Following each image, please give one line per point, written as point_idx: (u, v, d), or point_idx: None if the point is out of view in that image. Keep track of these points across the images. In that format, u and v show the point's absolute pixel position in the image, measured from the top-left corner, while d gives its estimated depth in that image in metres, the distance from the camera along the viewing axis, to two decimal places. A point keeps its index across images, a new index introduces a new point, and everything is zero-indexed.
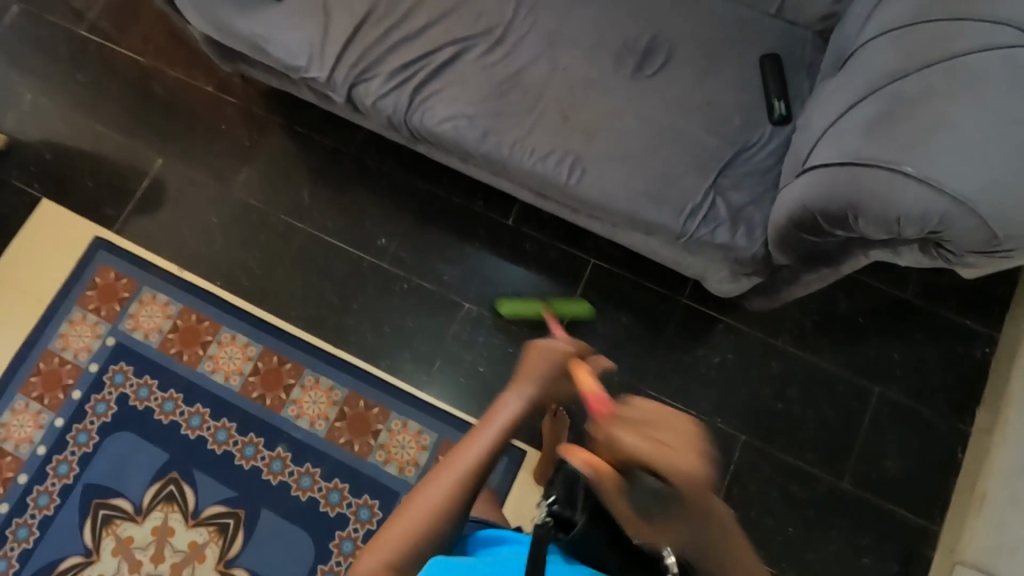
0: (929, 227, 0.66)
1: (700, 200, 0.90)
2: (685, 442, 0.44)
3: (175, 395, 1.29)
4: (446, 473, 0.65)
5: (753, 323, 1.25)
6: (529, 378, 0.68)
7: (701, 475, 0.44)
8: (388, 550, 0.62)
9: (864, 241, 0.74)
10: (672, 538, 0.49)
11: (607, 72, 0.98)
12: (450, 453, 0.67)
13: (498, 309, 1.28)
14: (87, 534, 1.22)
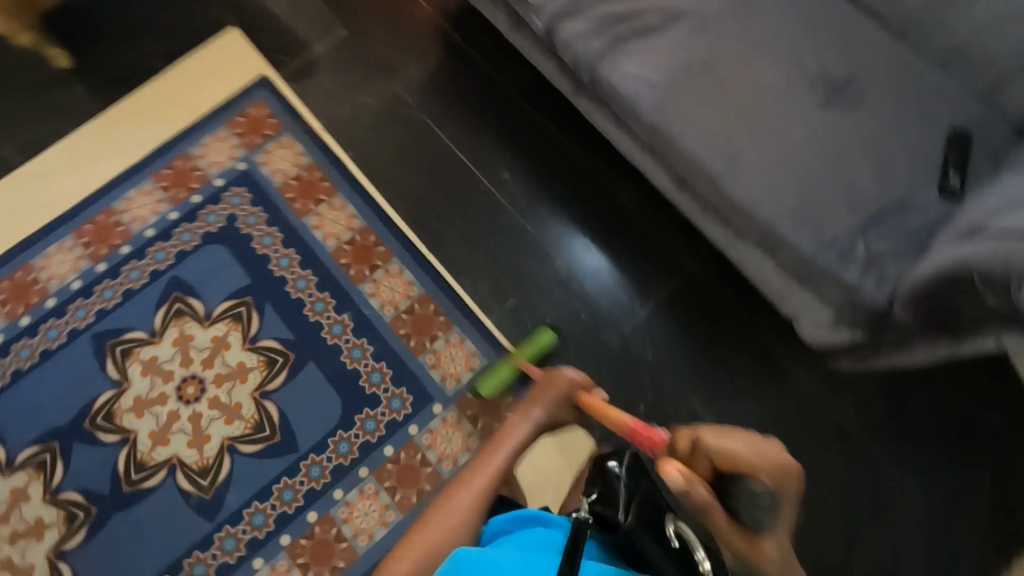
0: None
1: (842, 235, 0.90)
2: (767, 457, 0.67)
3: (276, 233, 1.38)
4: (474, 477, 0.81)
5: (821, 386, 1.24)
6: (538, 401, 0.93)
7: (778, 473, 0.66)
8: (432, 539, 0.74)
9: (1000, 320, 0.72)
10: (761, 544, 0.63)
11: (798, 88, 0.98)
12: (475, 464, 0.84)
13: (480, 392, 1.25)
14: (158, 317, 1.32)
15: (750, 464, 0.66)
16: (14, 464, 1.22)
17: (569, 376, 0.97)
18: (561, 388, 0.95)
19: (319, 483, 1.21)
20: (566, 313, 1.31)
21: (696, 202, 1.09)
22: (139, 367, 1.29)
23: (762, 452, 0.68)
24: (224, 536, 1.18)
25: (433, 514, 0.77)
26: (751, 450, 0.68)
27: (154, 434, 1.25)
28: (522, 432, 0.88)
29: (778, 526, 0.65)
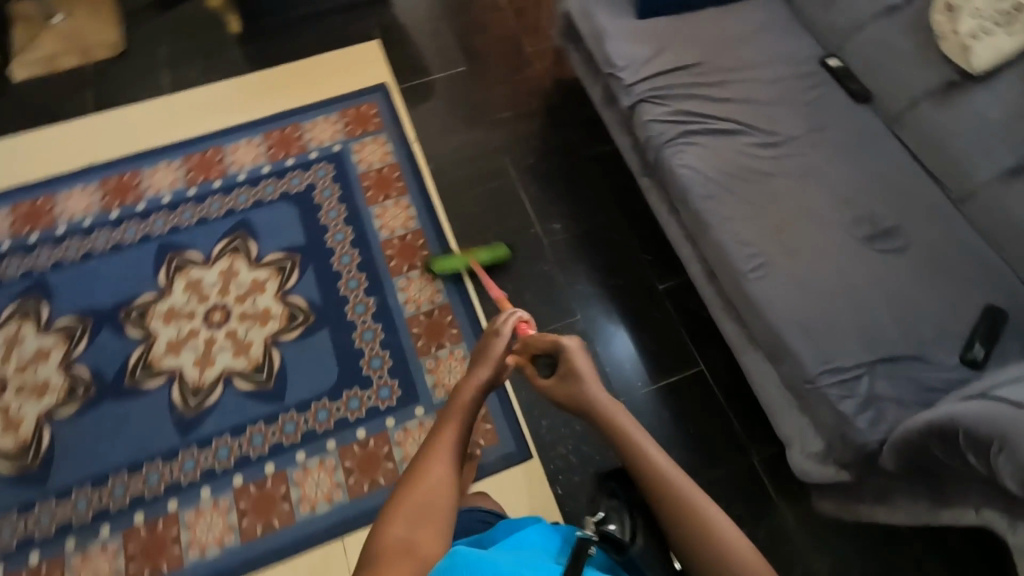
0: None
1: (849, 366, 0.90)
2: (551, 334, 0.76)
3: (341, 210, 1.52)
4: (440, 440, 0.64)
5: (800, 528, 1.17)
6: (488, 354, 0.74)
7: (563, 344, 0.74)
8: (407, 522, 0.57)
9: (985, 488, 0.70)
10: (563, 395, 0.71)
11: (843, 222, 1.02)
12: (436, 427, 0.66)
13: (430, 266, 1.40)
14: (217, 247, 1.46)
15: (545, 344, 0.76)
16: (51, 327, 1.36)
17: (503, 325, 0.77)
18: (501, 338, 0.75)
19: (289, 440, 1.25)
20: None
21: (721, 299, 1.12)
22: (183, 283, 1.42)
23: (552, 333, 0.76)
24: (186, 457, 1.23)
25: (398, 508, 0.58)
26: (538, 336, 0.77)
27: (169, 343, 1.35)
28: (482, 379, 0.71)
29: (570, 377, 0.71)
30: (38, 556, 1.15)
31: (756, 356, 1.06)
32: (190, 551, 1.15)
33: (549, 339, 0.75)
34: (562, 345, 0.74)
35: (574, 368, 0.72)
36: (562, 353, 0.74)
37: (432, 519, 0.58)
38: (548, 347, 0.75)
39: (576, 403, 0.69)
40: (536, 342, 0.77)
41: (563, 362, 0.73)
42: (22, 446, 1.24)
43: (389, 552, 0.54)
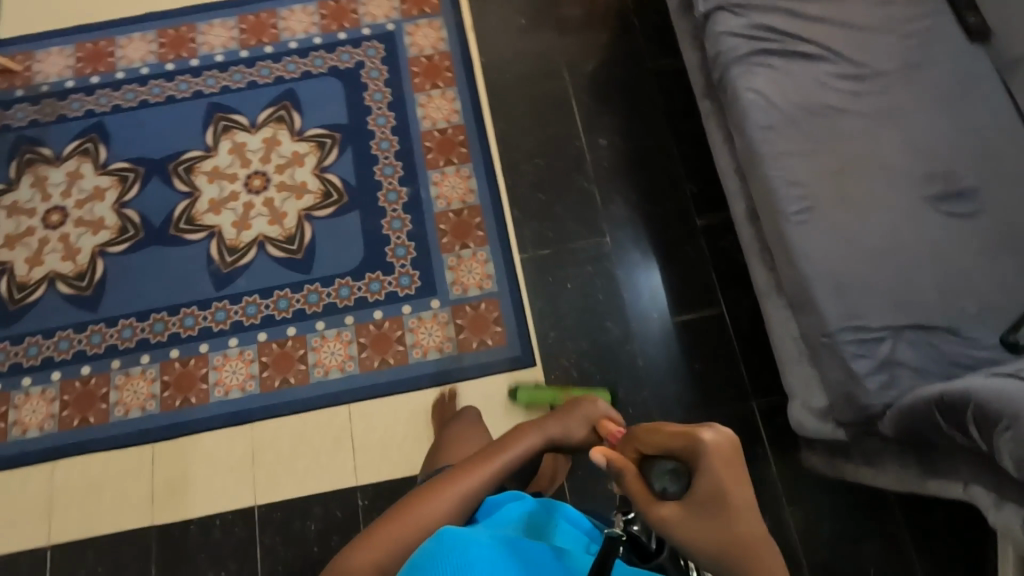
0: None
1: (874, 328, 0.85)
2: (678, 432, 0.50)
3: (387, 95, 1.48)
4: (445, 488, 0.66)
5: (784, 478, 1.18)
6: (547, 422, 0.74)
7: (701, 454, 0.49)
8: (377, 550, 0.60)
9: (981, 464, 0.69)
10: (697, 536, 0.48)
11: (913, 176, 0.92)
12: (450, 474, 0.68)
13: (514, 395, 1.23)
14: (263, 113, 1.47)
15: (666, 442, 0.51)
16: (107, 168, 1.44)
17: (588, 413, 0.74)
18: (575, 416, 0.74)
19: (311, 308, 1.32)
20: (587, 287, 1.32)
21: (757, 241, 1.07)
22: (229, 145, 1.45)
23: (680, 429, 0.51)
24: (219, 308, 1.33)
25: (385, 528, 0.62)
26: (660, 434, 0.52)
27: (212, 202, 1.40)
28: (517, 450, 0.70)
29: (712, 513, 0.48)
30: (88, 369, 1.30)
31: (779, 305, 1.02)
32: (216, 389, 1.27)
33: (684, 442, 0.50)
34: (705, 449, 0.48)
35: (726, 494, 0.48)
36: (703, 461, 0.48)
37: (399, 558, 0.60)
38: (684, 449, 0.50)
39: (717, 547, 0.47)
40: (648, 442, 0.53)
41: (706, 480, 0.48)
42: (78, 272, 1.36)
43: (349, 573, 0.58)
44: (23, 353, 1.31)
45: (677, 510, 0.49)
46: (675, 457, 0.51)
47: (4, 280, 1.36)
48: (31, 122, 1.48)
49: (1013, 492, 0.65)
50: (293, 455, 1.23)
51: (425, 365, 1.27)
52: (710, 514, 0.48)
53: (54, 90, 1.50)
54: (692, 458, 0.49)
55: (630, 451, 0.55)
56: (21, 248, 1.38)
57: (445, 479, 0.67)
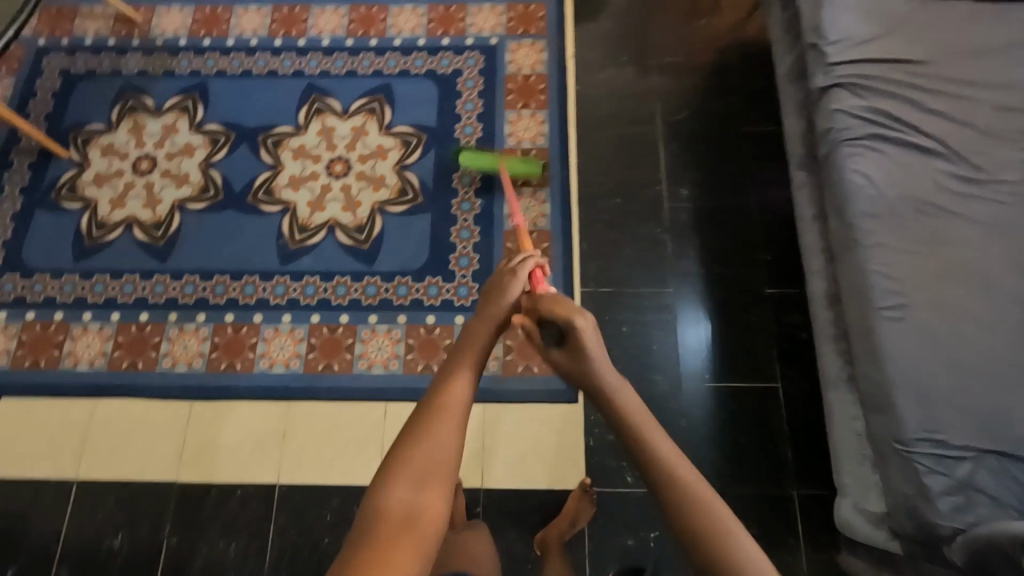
0: None
1: (954, 445, 0.81)
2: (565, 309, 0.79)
3: (478, 106, 1.50)
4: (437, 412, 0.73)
5: (814, 574, 1.13)
6: (495, 305, 0.83)
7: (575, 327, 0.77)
8: (404, 488, 0.67)
9: None
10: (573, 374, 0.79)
11: (1019, 292, 0.88)
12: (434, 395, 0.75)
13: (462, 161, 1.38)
14: (357, 103, 1.51)
15: (551, 312, 0.80)
16: (201, 127, 1.49)
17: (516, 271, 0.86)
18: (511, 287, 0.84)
19: (367, 300, 1.33)
20: (643, 333, 1.30)
21: (834, 326, 1.04)
22: (319, 126, 1.49)
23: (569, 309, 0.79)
24: (279, 282, 1.35)
25: (400, 466, 0.68)
26: (550, 306, 0.80)
27: (292, 178, 1.44)
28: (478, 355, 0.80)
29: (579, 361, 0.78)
30: (146, 316, 1.33)
31: (847, 397, 0.98)
32: (262, 360, 1.29)
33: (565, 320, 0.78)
34: (575, 325, 0.77)
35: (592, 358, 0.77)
36: (577, 335, 0.77)
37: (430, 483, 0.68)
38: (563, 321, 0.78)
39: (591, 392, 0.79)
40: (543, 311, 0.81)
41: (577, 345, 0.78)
42: (155, 222, 1.41)
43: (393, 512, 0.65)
44: (89, 288, 1.36)
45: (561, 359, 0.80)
46: (558, 325, 0.80)
47: (86, 216, 1.41)
48: (140, 71, 1.55)
49: None
50: (323, 442, 1.23)
51: None
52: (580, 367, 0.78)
53: (167, 46, 1.57)
54: (568, 328, 0.78)
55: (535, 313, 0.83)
56: (107, 188, 1.44)
57: (427, 410, 0.73)
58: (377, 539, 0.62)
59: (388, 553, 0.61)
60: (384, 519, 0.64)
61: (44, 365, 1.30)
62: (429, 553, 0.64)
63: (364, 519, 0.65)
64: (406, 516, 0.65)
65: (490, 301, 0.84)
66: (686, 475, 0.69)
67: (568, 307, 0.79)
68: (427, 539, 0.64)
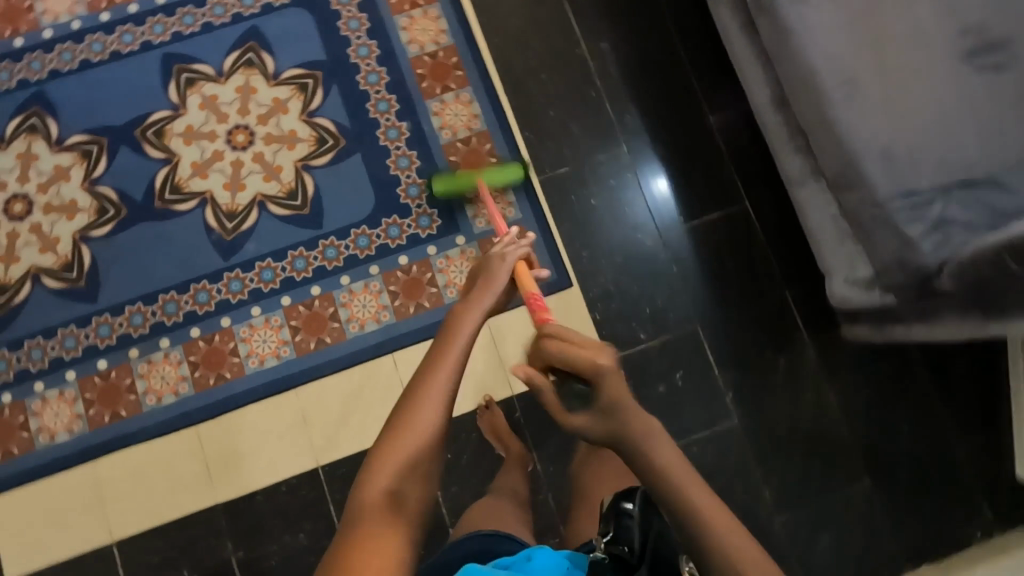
0: None
1: (924, 190, 0.87)
2: (584, 345, 0.73)
3: (364, 20, 1.34)
4: (428, 395, 0.71)
5: (820, 354, 1.26)
6: (487, 287, 0.83)
7: (595, 365, 0.70)
8: (391, 479, 0.67)
9: None
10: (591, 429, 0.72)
11: (945, 32, 0.91)
12: (421, 379, 0.72)
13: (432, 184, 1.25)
14: (229, 59, 1.32)
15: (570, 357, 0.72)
16: (64, 143, 1.28)
17: (506, 257, 0.87)
18: (504, 265, 0.86)
19: (331, 264, 1.26)
20: (613, 200, 1.30)
21: (787, 126, 1.06)
22: (198, 99, 1.31)
23: (583, 346, 0.73)
24: (232, 278, 1.25)
25: (385, 458, 0.68)
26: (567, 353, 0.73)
27: (195, 165, 1.28)
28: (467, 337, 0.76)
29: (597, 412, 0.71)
30: (105, 363, 1.21)
31: (815, 188, 1.03)
32: (250, 361, 1.22)
33: (586, 363, 0.71)
34: (601, 367, 0.70)
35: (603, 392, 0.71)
36: (602, 374, 0.70)
37: (418, 467, 0.68)
38: (582, 365, 0.71)
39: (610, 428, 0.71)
40: (557, 355, 0.74)
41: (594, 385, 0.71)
42: (64, 263, 1.24)
43: (375, 499, 0.66)
44: (26, 357, 1.21)
45: (585, 418, 0.72)
46: (573, 370, 0.73)
47: None
48: None
49: None
50: (347, 413, 1.21)
51: None
52: (609, 426, 0.71)
53: None
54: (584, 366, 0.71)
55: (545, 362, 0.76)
56: None
57: (416, 403, 0.71)
58: (354, 534, 0.63)
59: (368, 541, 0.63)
60: (366, 509, 0.66)
61: (18, 451, 1.18)
62: (404, 554, 0.63)
63: (351, 504, 0.67)
64: (387, 513, 0.65)
65: (488, 280, 0.85)
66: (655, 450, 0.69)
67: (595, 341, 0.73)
68: (407, 533, 0.65)
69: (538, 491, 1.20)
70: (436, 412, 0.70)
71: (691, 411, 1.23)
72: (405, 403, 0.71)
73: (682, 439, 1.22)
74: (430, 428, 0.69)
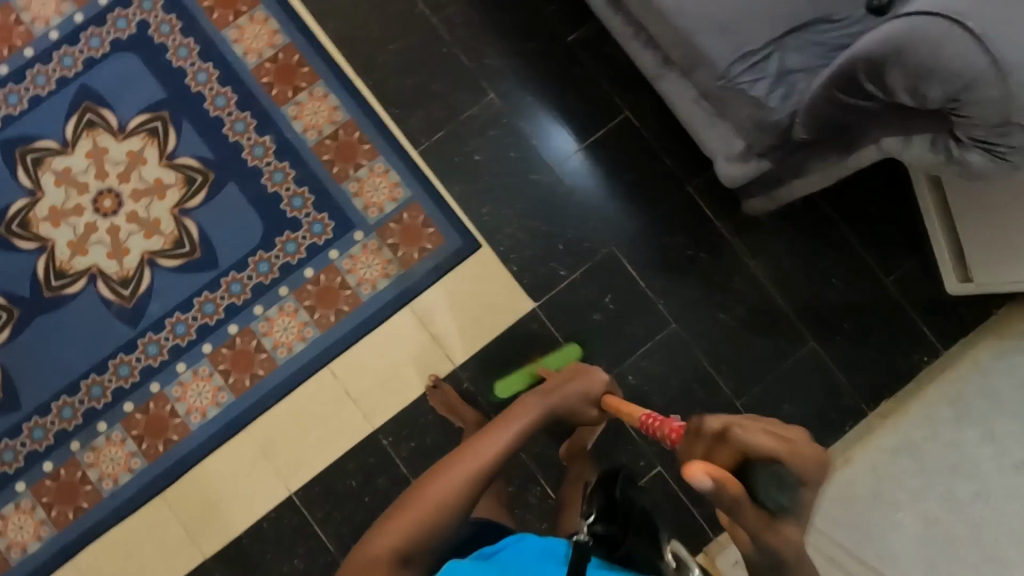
0: (955, 91, 0.68)
1: (759, 48, 0.86)
2: (803, 445, 0.51)
3: (193, 45, 1.28)
4: (462, 462, 0.74)
5: (736, 236, 1.26)
6: (561, 390, 0.89)
7: (820, 463, 0.51)
8: (396, 538, 0.68)
9: (880, 116, 0.78)
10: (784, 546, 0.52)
11: None
12: (463, 449, 0.76)
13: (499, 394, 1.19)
14: (68, 126, 1.26)
15: (793, 454, 0.50)
16: None
17: (592, 377, 0.94)
18: (582, 380, 0.92)
19: (239, 299, 1.23)
20: (496, 150, 1.28)
21: (628, 24, 1.04)
22: (52, 177, 1.25)
23: (802, 443, 0.51)
24: (147, 342, 1.22)
25: (401, 514, 0.70)
26: (793, 450, 0.50)
27: (72, 244, 1.24)
28: (519, 426, 0.79)
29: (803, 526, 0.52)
30: (50, 464, 1.20)
31: (672, 77, 1.03)
32: (192, 417, 1.21)
33: (810, 462, 0.50)
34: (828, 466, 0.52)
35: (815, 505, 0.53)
36: (827, 478, 0.52)
37: (423, 529, 0.69)
38: (814, 467, 0.50)
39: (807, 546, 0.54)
40: (787, 455, 0.50)
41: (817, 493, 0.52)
42: None
43: (376, 552, 0.67)
44: None
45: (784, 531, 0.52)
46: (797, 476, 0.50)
47: None
48: None
49: (916, 120, 0.75)
50: (302, 435, 1.21)
51: (381, 296, 1.24)
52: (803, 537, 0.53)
53: None
54: (809, 470, 0.50)
55: (751, 465, 0.52)
56: None
57: (446, 466, 0.74)
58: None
59: None
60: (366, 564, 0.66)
61: None
62: None
63: (355, 556, 0.69)
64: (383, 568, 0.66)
65: (559, 386, 0.90)
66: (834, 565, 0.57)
67: (799, 431, 0.53)
68: None
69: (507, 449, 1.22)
70: (462, 483, 0.72)
71: (629, 328, 1.24)
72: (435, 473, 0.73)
73: (629, 358, 1.24)
74: (453, 501, 0.71)
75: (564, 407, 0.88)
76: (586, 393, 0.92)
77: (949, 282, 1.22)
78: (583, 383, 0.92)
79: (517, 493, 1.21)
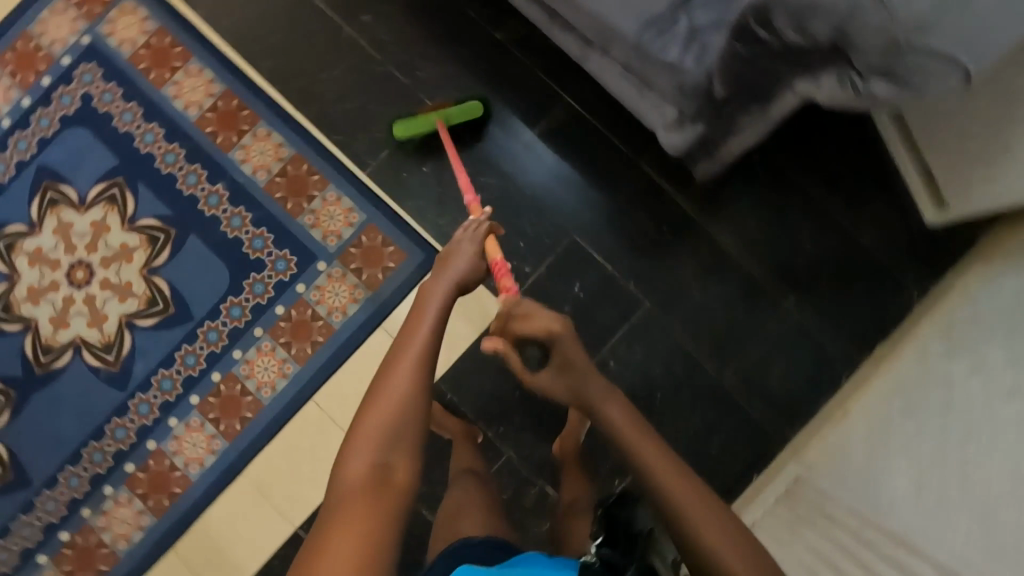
0: (838, 25, 0.66)
1: (664, 10, 0.81)
2: (549, 318, 0.81)
3: (136, 108, 1.31)
4: (400, 356, 0.70)
5: (699, 203, 1.24)
6: (456, 258, 0.83)
7: (559, 331, 0.80)
8: (369, 454, 0.65)
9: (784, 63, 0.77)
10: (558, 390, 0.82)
11: None
12: (398, 344, 0.72)
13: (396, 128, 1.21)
14: (33, 207, 1.30)
15: (537, 321, 0.81)
16: None
17: (476, 231, 0.86)
18: (467, 242, 0.85)
19: (217, 347, 1.26)
20: (442, 159, 1.27)
21: (542, 10, 1.03)
22: (25, 259, 1.29)
23: (548, 319, 0.81)
24: (138, 402, 1.25)
25: (362, 433, 0.66)
26: (534, 323, 0.81)
27: (53, 320, 1.28)
28: (437, 303, 0.76)
29: (564, 373, 0.79)
30: (67, 533, 1.24)
31: (595, 55, 1.01)
32: (190, 468, 1.24)
33: (542, 328, 0.80)
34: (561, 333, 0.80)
35: (568, 359, 0.79)
36: (560, 336, 0.80)
37: (393, 438, 0.66)
38: (549, 330, 0.80)
39: (576, 395, 0.78)
40: (527, 327, 0.82)
41: (558, 350, 0.80)
42: None
43: (354, 475, 0.64)
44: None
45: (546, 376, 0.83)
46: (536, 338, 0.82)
47: None
48: None
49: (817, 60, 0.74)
50: (298, 470, 1.23)
51: (353, 322, 1.25)
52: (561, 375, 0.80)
53: None
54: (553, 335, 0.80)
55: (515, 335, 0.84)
56: None
57: (387, 370, 0.70)
58: (334, 516, 0.61)
59: (347, 520, 0.60)
60: (348, 495, 0.63)
61: None
62: (388, 534, 0.60)
63: (331, 491, 0.65)
64: (372, 488, 0.63)
65: (448, 256, 0.84)
66: (612, 417, 0.74)
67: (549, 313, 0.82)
68: (392, 507, 0.62)
69: (499, 453, 1.21)
70: (409, 373, 0.69)
71: (602, 314, 1.23)
72: (379, 382, 0.69)
73: (608, 344, 1.22)
74: (409, 399, 0.68)
75: (471, 267, 0.83)
76: (477, 246, 0.85)
77: (927, 211, 1.19)
78: (471, 242, 0.85)
79: (517, 495, 1.21)
